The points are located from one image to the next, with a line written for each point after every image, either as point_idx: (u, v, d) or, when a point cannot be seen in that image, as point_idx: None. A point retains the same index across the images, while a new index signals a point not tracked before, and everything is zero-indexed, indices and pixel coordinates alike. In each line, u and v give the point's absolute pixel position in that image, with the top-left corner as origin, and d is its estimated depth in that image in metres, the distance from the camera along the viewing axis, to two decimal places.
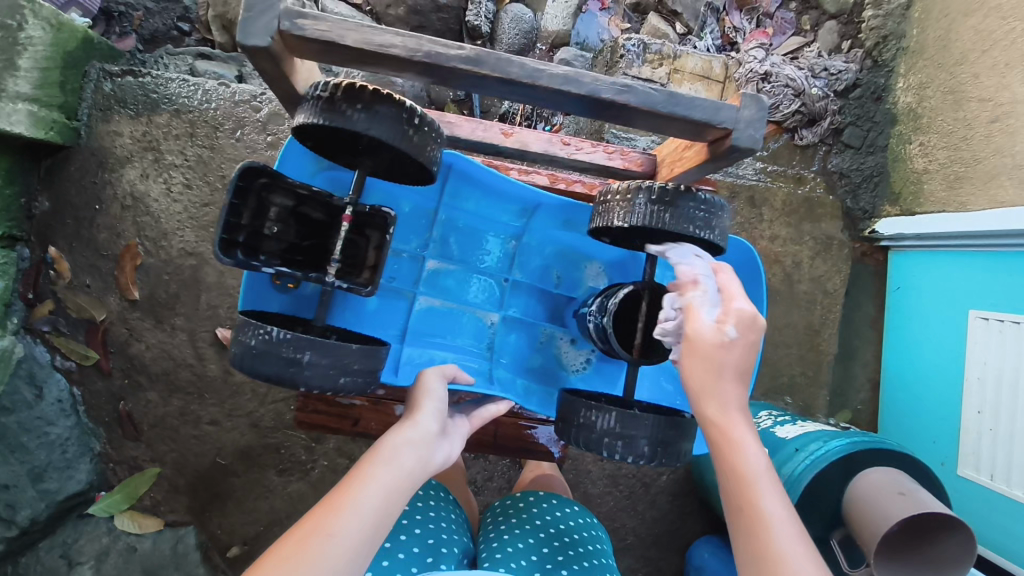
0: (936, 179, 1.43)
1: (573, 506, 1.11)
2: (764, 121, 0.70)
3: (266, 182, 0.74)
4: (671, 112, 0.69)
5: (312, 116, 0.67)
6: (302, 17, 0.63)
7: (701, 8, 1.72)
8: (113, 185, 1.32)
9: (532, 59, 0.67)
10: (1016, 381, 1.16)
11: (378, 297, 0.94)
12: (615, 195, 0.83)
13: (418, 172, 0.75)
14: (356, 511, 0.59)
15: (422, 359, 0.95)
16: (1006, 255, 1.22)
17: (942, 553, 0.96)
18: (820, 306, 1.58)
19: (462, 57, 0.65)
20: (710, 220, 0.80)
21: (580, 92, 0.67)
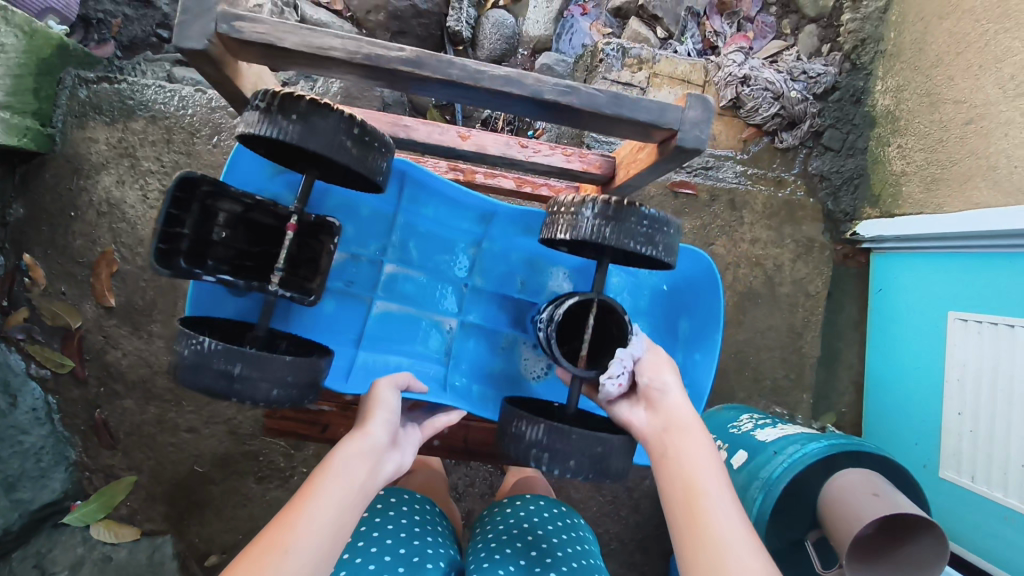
0: (913, 180, 1.43)
1: (560, 508, 1.11)
2: (710, 122, 0.71)
3: (210, 190, 0.74)
4: (615, 114, 0.69)
5: (255, 124, 0.67)
6: (240, 20, 0.63)
7: (682, 13, 1.73)
8: (88, 191, 1.31)
9: (474, 61, 0.67)
10: (994, 383, 1.16)
11: (335, 301, 0.94)
12: (562, 208, 0.82)
13: (365, 182, 0.75)
14: (308, 528, 0.58)
15: (377, 364, 0.94)
16: (982, 257, 1.22)
17: (913, 554, 0.97)
18: (802, 309, 1.58)
19: (403, 59, 0.65)
20: (652, 237, 0.79)
21: (521, 93, 0.67)
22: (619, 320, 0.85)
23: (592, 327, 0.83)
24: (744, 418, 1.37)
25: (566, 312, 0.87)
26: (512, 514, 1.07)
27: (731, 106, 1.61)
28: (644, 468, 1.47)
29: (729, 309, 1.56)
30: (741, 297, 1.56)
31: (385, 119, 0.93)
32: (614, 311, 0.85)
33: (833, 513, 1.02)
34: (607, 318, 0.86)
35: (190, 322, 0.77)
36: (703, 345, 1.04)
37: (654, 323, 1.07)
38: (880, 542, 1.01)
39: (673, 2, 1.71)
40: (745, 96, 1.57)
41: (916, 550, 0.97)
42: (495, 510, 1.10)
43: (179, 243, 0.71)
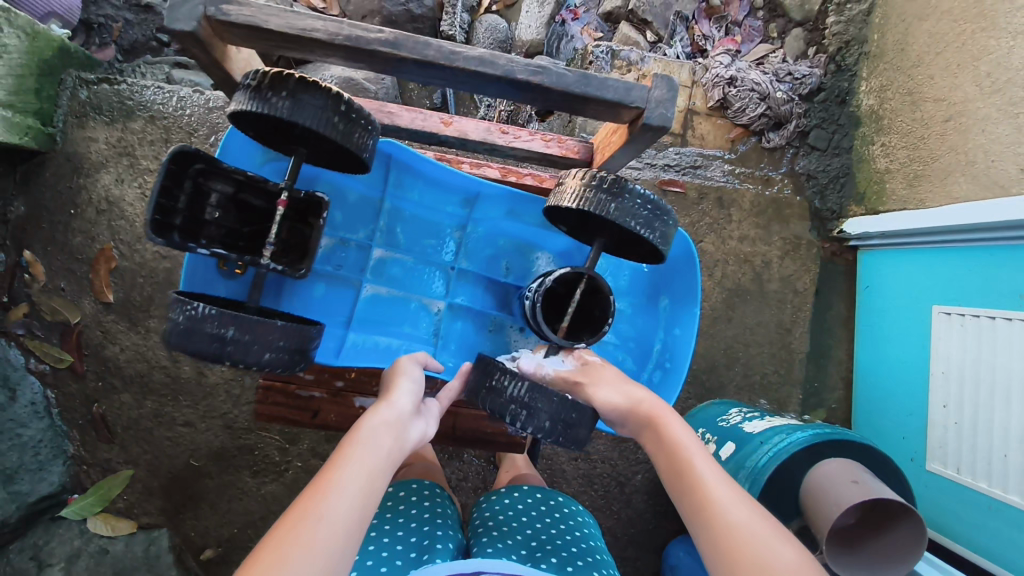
0: (897, 177, 1.46)
1: (558, 498, 1.12)
2: (673, 101, 0.74)
3: (203, 167, 0.77)
4: (584, 93, 0.72)
5: (244, 102, 0.70)
6: (227, 4, 0.67)
7: (671, 17, 1.77)
8: (88, 189, 1.34)
9: (450, 43, 0.70)
10: (977, 373, 1.18)
11: (324, 285, 0.96)
12: (572, 180, 0.85)
13: (355, 161, 0.78)
14: (345, 491, 0.60)
15: (367, 344, 0.98)
16: (965, 250, 1.25)
17: (900, 534, 1.00)
18: (790, 305, 1.61)
19: (382, 41, 0.68)
20: (652, 222, 0.81)
21: (495, 73, 0.70)
22: (603, 301, 0.87)
23: (576, 303, 0.86)
24: (733, 411, 1.39)
25: (552, 287, 0.89)
26: (514, 503, 1.07)
27: (718, 107, 1.64)
28: (635, 462, 1.48)
29: (719, 305, 1.58)
30: (730, 294, 1.59)
31: (371, 104, 0.97)
32: (601, 292, 0.88)
33: (812, 497, 1.05)
34: (592, 299, 0.89)
35: (184, 294, 0.80)
36: (682, 321, 1.07)
37: (635, 301, 1.10)
38: (871, 524, 1.05)
39: (662, 6, 1.75)
40: (732, 97, 1.61)
41: (896, 537, 1.01)
42: (496, 499, 1.11)
43: (172, 217, 0.75)
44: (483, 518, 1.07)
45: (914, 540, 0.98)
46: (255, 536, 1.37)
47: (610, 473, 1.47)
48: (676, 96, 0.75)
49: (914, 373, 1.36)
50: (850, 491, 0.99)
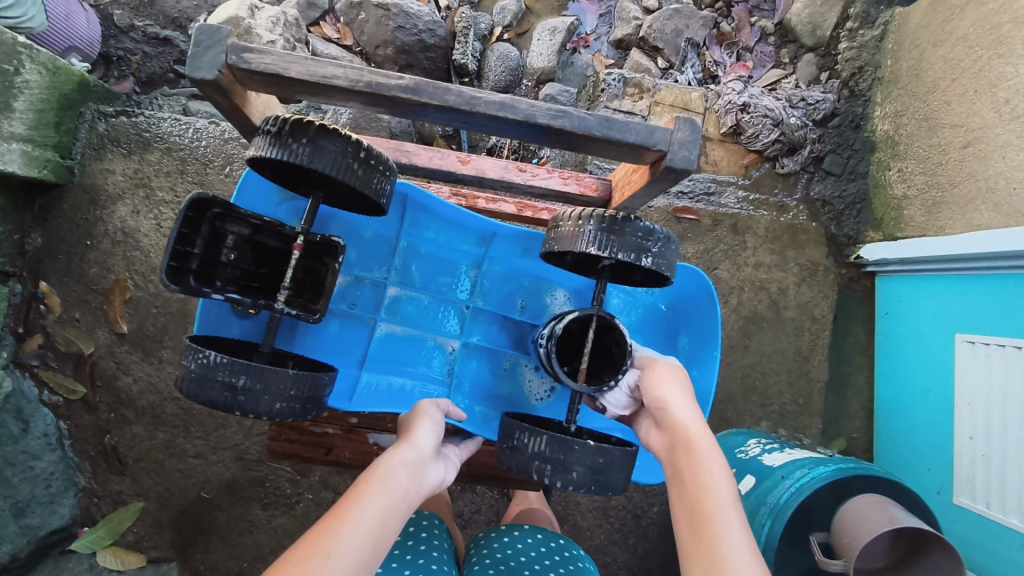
0: (915, 204, 1.44)
1: (559, 540, 1.09)
2: (697, 143, 0.73)
3: (219, 212, 0.77)
4: (606, 136, 0.71)
5: (263, 149, 0.69)
6: (248, 52, 0.67)
7: (682, 44, 1.77)
8: (105, 221, 1.35)
9: (470, 88, 0.70)
10: (1004, 406, 1.15)
11: (338, 322, 0.96)
12: (567, 222, 0.83)
13: (371, 204, 0.77)
14: (354, 529, 0.59)
15: (381, 385, 0.96)
16: (989, 279, 1.22)
17: (948, 553, 0.94)
18: (808, 332, 1.57)
19: (402, 87, 0.68)
20: (652, 247, 0.79)
21: (515, 117, 0.70)
22: (618, 339, 0.86)
23: (589, 346, 0.85)
24: (751, 443, 1.35)
25: (566, 328, 0.88)
26: (512, 538, 1.06)
27: (731, 133, 1.64)
28: (651, 494, 1.44)
29: (735, 332, 1.55)
30: (746, 321, 1.56)
31: (388, 144, 0.96)
32: (613, 329, 0.87)
33: (838, 536, 1.02)
34: (607, 336, 0.88)
35: (197, 339, 0.80)
36: (700, 362, 1.04)
37: (651, 338, 1.08)
38: (926, 541, 0.98)
39: (673, 34, 1.76)
40: (745, 123, 1.60)
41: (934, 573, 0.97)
42: (497, 535, 1.08)
43: (189, 262, 0.74)
44: (481, 554, 1.04)
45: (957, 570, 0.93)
46: (265, 570, 1.34)
47: (625, 506, 1.43)
48: (698, 138, 0.74)
49: (939, 407, 1.32)
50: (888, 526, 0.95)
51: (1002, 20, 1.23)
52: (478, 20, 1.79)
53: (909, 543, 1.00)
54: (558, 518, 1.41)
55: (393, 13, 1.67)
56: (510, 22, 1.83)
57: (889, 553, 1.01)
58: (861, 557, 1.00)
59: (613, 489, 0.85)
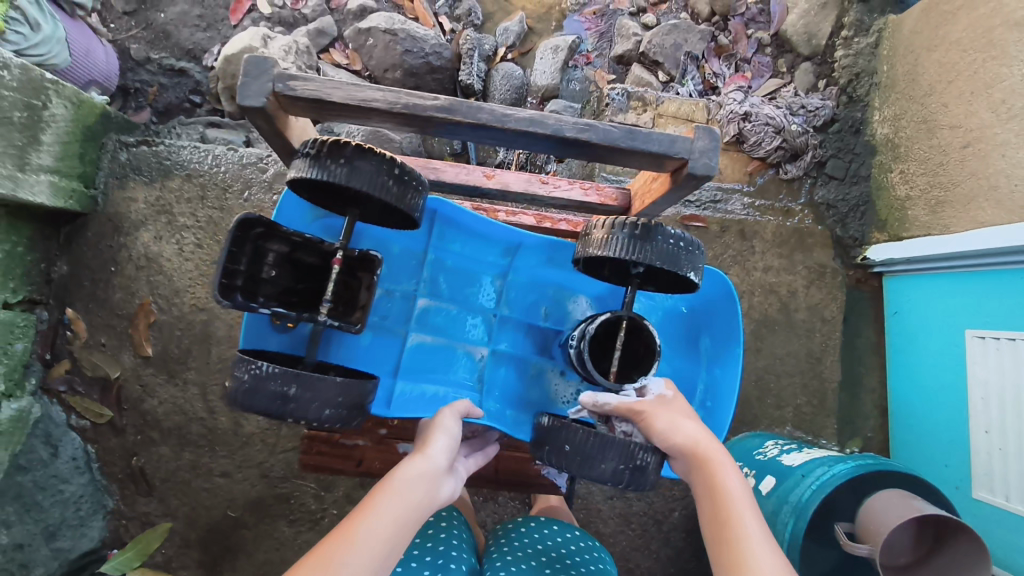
0: (918, 204, 1.47)
1: (574, 531, 1.11)
2: (716, 151, 0.76)
3: (262, 232, 0.79)
4: (630, 147, 0.75)
5: (303, 170, 0.72)
6: (293, 79, 0.70)
7: (681, 57, 1.82)
8: (128, 247, 1.39)
9: (500, 106, 0.73)
10: (1018, 398, 1.17)
11: (371, 334, 0.98)
12: (597, 230, 0.85)
13: (406, 218, 0.80)
14: (362, 543, 0.62)
15: (414, 393, 0.98)
16: (995, 274, 1.24)
17: (970, 540, 0.96)
18: (819, 333, 1.59)
19: (437, 107, 0.72)
20: (683, 252, 0.82)
21: (543, 132, 0.73)
22: (647, 340, 0.89)
23: (621, 347, 0.87)
24: (769, 444, 1.37)
25: (598, 330, 0.91)
26: (528, 528, 1.08)
27: (735, 142, 1.68)
28: (672, 499, 1.45)
29: (747, 336, 1.57)
30: (757, 325, 1.58)
31: (417, 161, 1.00)
32: (642, 331, 0.89)
33: (863, 525, 1.03)
34: (636, 337, 0.91)
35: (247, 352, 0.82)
36: (723, 361, 1.07)
37: (672, 339, 1.10)
38: (949, 529, 1.00)
39: (672, 48, 1.81)
40: (748, 131, 1.64)
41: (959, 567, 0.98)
42: (514, 525, 1.10)
43: (235, 278, 0.77)
44: (499, 542, 1.06)
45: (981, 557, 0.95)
46: None
47: (646, 512, 1.44)
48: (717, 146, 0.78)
49: (954, 403, 1.34)
50: (911, 517, 0.96)
51: (994, 24, 1.28)
52: (482, 41, 1.84)
53: (936, 534, 1.02)
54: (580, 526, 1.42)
55: (400, 38, 1.72)
56: (513, 42, 1.88)
57: (916, 549, 1.03)
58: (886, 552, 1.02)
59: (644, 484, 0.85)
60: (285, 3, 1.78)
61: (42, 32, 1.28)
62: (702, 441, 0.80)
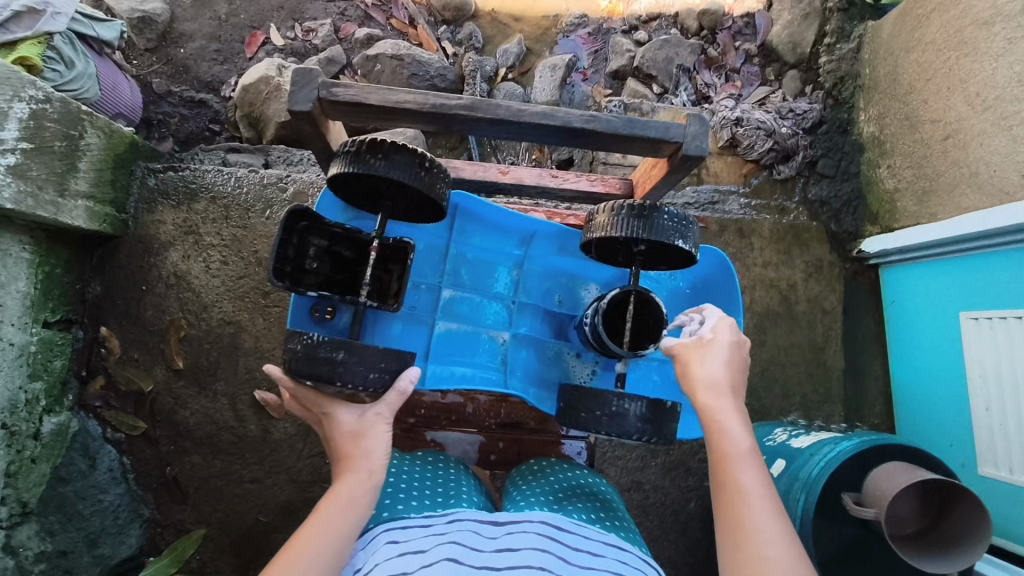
0: (906, 196, 1.54)
1: (584, 471, 1.11)
2: (708, 134, 0.83)
3: (307, 225, 0.87)
4: (630, 134, 0.83)
5: (344, 166, 0.80)
6: (336, 87, 0.80)
7: (673, 70, 1.92)
8: (159, 267, 1.46)
9: (516, 103, 0.82)
10: (1012, 373, 1.22)
11: (401, 323, 1.05)
12: (601, 214, 0.92)
13: (434, 207, 0.88)
14: (309, 560, 0.68)
15: (443, 376, 1.04)
16: (983, 257, 1.31)
17: (963, 502, 1.02)
18: (820, 324, 1.65)
19: (462, 105, 0.80)
20: (679, 228, 0.88)
21: (556, 124, 0.81)
22: (655, 311, 0.94)
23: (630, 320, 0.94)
24: (778, 431, 1.42)
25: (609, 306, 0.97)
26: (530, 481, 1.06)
27: (728, 146, 1.77)
28: (687, 489, 1.50)
29: (751, 329, 1.63)
30: (761, 318, 1.64)
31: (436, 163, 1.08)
32: (650, 303, 0.95)
33: (870, 494, 1.09)
34: (645, 311, 0.96)
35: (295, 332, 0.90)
36: None
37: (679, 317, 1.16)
38: (947, 493, 1.05)
39: (664, 61, 1.92)
40: (740, 136, 1.74)
41: (963, 533, 1.03)
42: (525, 469, 1.10)
43: (284, 266, 0.85)
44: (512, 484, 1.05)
45: (982, 518, 1.00)
46: None
47: (663, 503, 1.48)
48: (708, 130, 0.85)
49: (953, 381, 1.40)
50: (914, 483, 1.02)
51: (964, 23, 1.36)
52: (483, 63, 1.95)
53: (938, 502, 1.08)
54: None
55: (407, 62, 1.82)
56: (513, 62, 1.98)
57: (919, 520, 1.10)
58: (893, 522, 1.09)
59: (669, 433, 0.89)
60: (297, 35, 1.90)
61: (75, 69, 1.37)
62: (713, 393, 0.75)
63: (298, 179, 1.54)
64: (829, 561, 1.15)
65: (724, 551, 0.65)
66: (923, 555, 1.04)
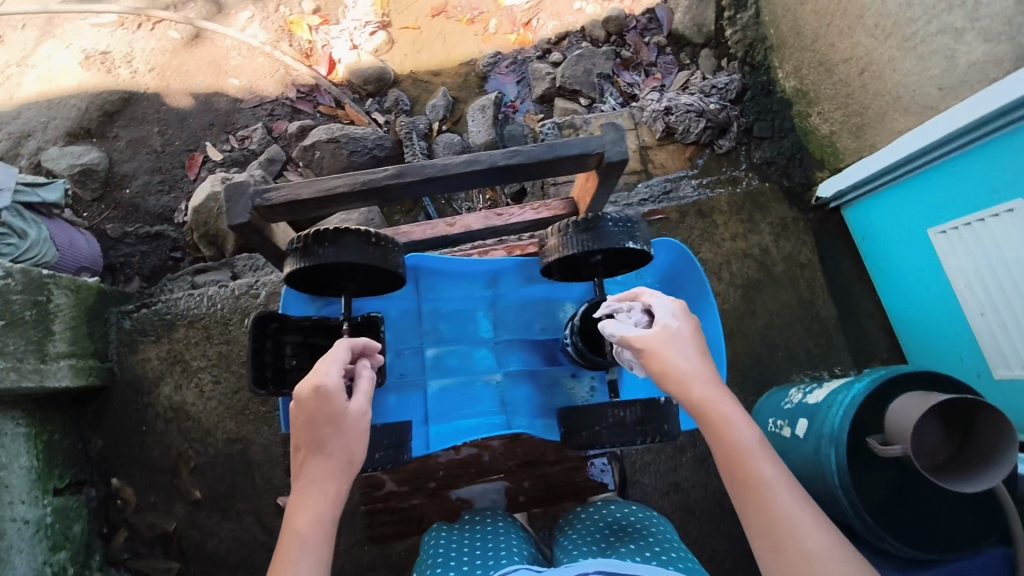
0: (843, 136, 1.59)
1: (631, 506, 1.14)
2: (626, 138, 0.88)
3: (277, 326, 0.90)
4: (554, 158, 0.86)
5: (294, 263, 0.82)
6: (265, 192, 0.83)
7: (595, 79, 1.99)
8: (153, 404, 1.46)
9: (439, 158, 0.85)
10: (993, 273, 1.24)
11: (395, 393, 1.05)
12: (553, 238, 0.94)
13: (393, 277, 0.90)
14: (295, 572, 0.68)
15: (448, 431, 1.05)
16: (931, 173, 1.36)
17: (981, 415, 1.06)
18: (804, 278, 1.66)
19: (389, 175, 0.84)
20: (629, 231, 0.90)
21: (481, 168, 0.84)
22: None
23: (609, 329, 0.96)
24: (793, 391, 1.43)
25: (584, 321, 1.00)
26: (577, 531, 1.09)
27: (666, 136, 1.82)
28: None
29: (739, 302, 1.65)
30: (745, 288, 1.66)
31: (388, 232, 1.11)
32: None
33: (893, 430, 1.10)
34: None
35: None
36: (707, 314, 1.14)
37: None
38: (968, 412, 1.09)
39: (584, 74, 1.99)
40: (674, 123, 1.79)
41: (991, 453, 1.04)
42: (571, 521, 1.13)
43: (265, 371, 0.87)
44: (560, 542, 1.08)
45: (1006, 434, 1.00)
46: None
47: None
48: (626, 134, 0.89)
49: (942, 299, 1.42)
50: (931, 407, 1.04)
51: None
52: (416, 123, 2.02)
53: (960, 426, 1.12)
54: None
55: (343, 142, 1.86)
56: (444, 115, 2.05)
57: (953, 444, 1.11)
58: (921, 449, 1.11)
59: (674, 429, 0.91)
60: (233, 146, 1.95)
61: (30, 237, 1.40)
62: (707, 390, 0.75)
63: (267, 282, 1.54)
64: (877, 507, 1.15)
65: (765, 553, 0.67)
66: (950, 478, 1.05)
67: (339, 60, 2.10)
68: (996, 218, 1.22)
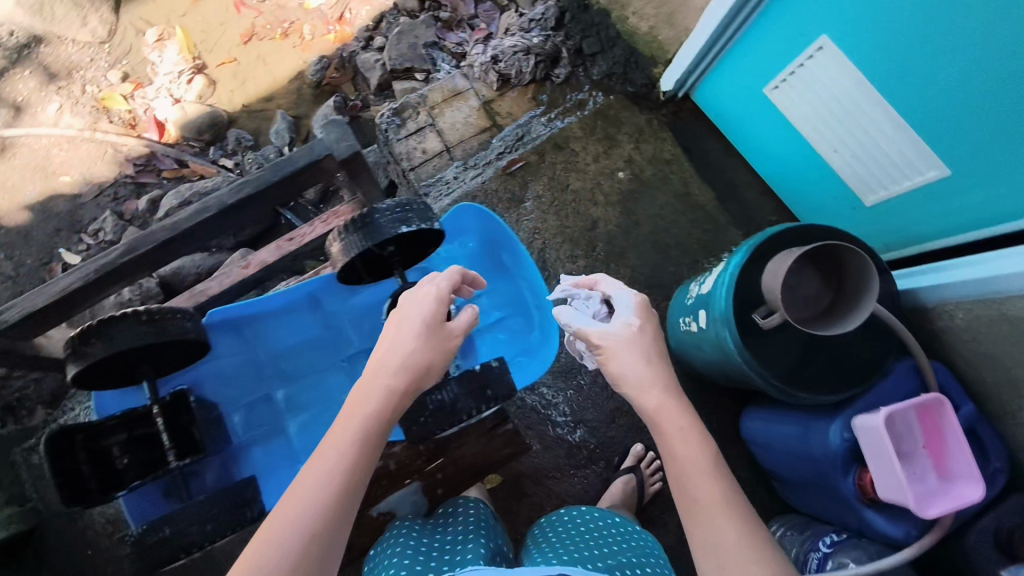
0: (661, 26, 1.73)
1: (614, 519, 1.17)
2: (338, 142, 1.16)
3: (86, 435, 1.05)
4: (269, 184, 1.17)
5: (71, 362, 1.05)
6: (10, 309, 1.12)
7: (422, 51, 1.95)
8: (94, 523, 1.44)
9: (169, 224, 1.18)
10: (830, 110, 1.33)
11: (261, 445, 1.28)
12: (336, 244, 1.12)
13: (182, 345, 1.11)
14: (325, 484, 0.73)
15: (316, 450, 1.27)
16: (752, 33, 1.41)
17: (847, 256, 1.11)
18: (673, 174, 1.70)
19: (123, 252, 1.16)
20: (394, 216, 1.08)
21: (211, 211, 1.18)
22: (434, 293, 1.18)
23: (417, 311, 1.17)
24: (690, 285, 1.45)
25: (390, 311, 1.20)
26: (557, 523, 1.15)
27: (503, 84, 1.77)
28: None
29: (621, 218, 1.65)
30: (623, 203, 1.66)
31: (187, 297, 1.35)
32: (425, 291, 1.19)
33: (771, 296, 1.13)
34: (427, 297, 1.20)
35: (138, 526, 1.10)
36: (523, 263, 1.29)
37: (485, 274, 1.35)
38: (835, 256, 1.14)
39: (409, 49, 1.95)
40: (505, 69, 1.74)
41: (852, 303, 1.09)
42: (550, 529, 1.14)
43: (87, 485, 1.04)
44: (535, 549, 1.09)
45: (869, 274, 1.05)
46: None
47: None
48: (343, 139, 1.17)
49: (799, 147, 1.51)
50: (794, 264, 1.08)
51: None
52: (264, 154, 1.92)
53: (834, 271, 1.17)
54: (602, 457, 1.53)
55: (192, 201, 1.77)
56: (290, 136, 1.98)
57: (831, 291, 1.19)
58: (798, 301, 1.20)
59: (498, 392, 1.10)
60: (87, 243, 1.86)
61: None
62: (664, 395, 0.86)
63: None
64: (785, 373, 1.19)
65: (701, 561, 0.75)
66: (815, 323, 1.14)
67: (165, 119, 2.00)
68: (815, 59, 1.29)
